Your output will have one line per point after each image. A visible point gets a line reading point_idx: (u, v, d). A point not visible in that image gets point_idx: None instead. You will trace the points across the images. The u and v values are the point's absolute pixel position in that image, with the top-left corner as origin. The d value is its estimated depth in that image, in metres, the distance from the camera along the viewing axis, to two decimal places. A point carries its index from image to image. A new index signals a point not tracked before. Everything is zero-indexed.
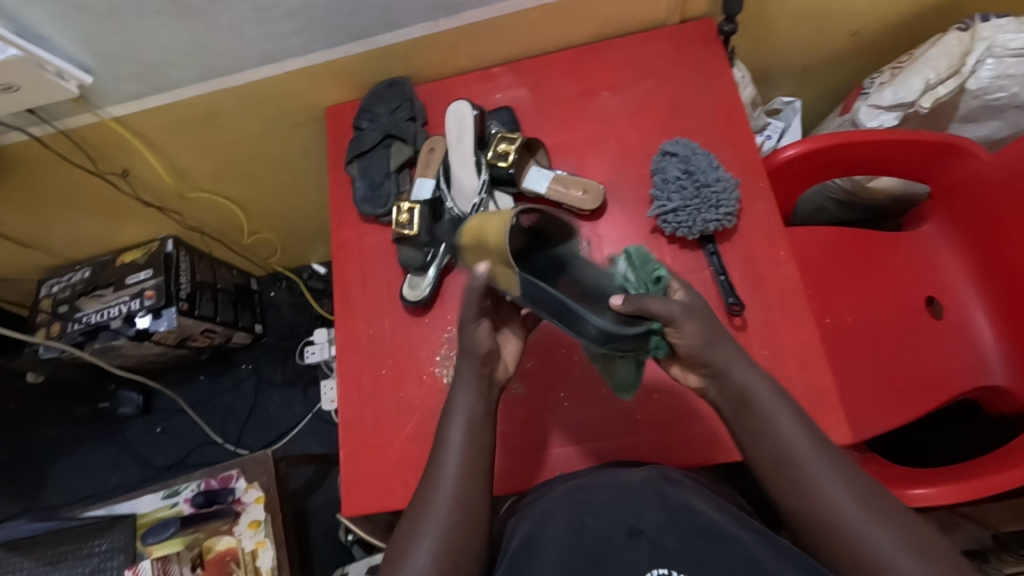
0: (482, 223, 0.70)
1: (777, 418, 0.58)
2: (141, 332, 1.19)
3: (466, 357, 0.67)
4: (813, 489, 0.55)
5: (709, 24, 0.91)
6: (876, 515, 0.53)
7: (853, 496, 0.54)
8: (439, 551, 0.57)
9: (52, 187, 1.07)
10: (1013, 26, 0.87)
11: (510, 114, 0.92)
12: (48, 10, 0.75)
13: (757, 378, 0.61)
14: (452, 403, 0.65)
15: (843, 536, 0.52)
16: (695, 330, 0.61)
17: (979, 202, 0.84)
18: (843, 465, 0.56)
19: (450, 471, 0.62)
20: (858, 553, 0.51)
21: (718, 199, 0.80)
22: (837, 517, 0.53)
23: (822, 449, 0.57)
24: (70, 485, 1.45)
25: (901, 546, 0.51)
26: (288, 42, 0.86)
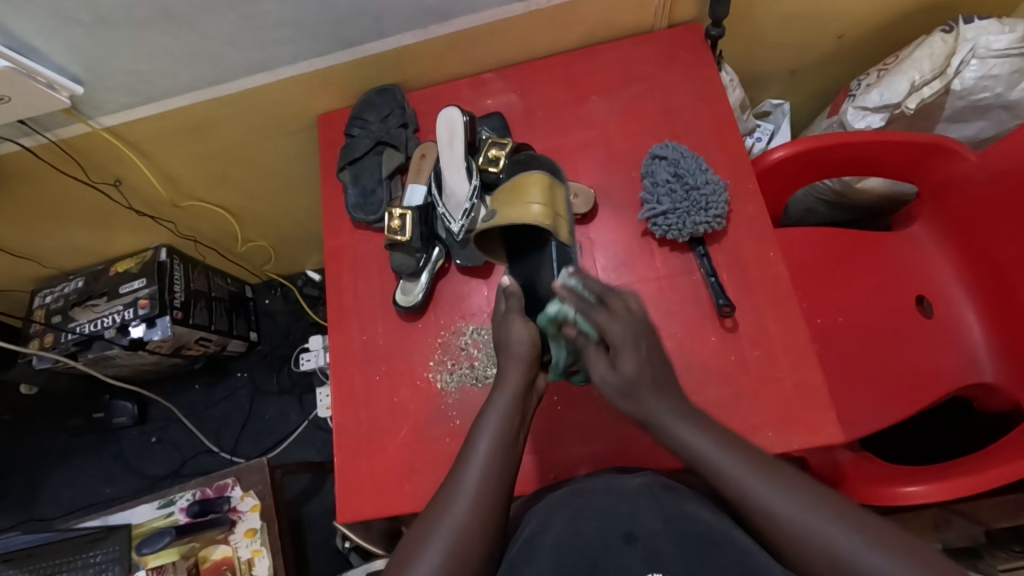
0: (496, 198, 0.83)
1: (705, 457, 0.59)
2: (135, 341, 1.19)
3: (513, 358, 0.70)
4: (761, 514, 0.54)
5: (696, 28, 0.92)
6: (828, 517, 0.52)
7: (802, 507, 0.53)
8: (455, 547, 0.56)
9: (44, 198, 1.07)
10: (995, 27, 0.89)
11: (500, 119, 0.93)
12: (38, 22, 0.76)
13: (679, 426, 0.62)
14: (488, 403, 0.67)
15: (806, 548, 0.52)
16: (609, 394, 0.65)
17: (969, 201, 0.84)
18: (786, 479, 0.56)
19: (483, 457, 0.62)
20: (828, 562, 0.50)
21: (708, 201, 0.81)
22: (793, 531, 0.52)
23: (758, 470, 0.57)
24: (65, 496, 1.44)
25: (862, 543, 0.50)
26: (278, 51, 0.87)
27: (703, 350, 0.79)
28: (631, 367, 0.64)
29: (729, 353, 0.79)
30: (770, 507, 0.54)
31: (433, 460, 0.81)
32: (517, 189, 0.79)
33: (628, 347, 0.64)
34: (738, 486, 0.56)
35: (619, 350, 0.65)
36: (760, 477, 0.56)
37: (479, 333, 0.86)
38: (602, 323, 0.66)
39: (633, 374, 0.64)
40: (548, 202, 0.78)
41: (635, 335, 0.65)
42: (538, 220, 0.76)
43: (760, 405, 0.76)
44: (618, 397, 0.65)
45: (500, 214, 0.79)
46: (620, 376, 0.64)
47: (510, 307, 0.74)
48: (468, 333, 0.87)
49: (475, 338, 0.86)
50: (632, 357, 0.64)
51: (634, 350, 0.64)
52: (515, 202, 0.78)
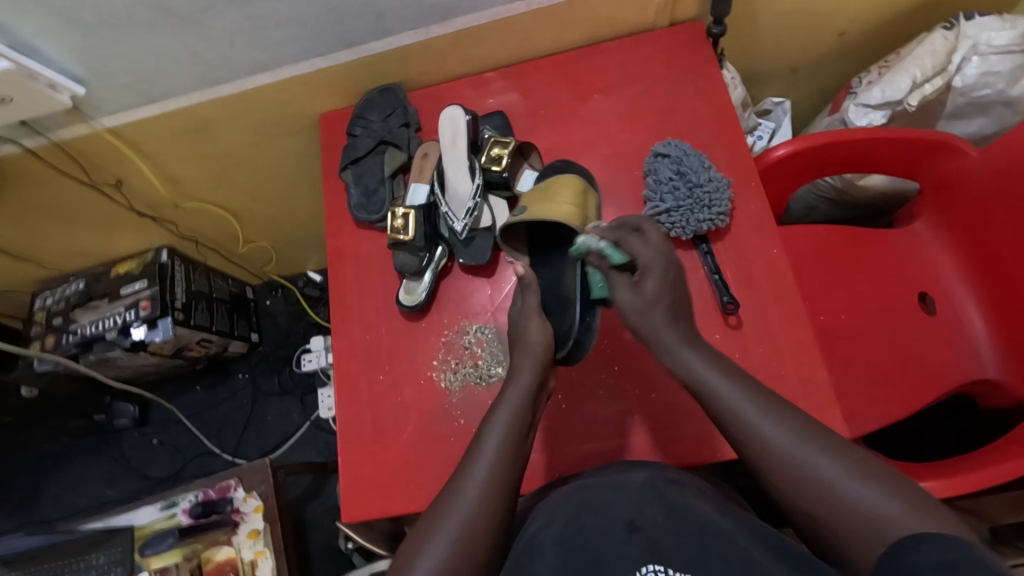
0: (532, 196, 0.82)
1: (704, 380, 0.62)
2: (136, 343, 1.19)
3: (528, 356, 0.71)
4: (752, 436, 0.57)
5: (698, 26, 0.92)
6: (816, 447, 0.54)
7: (793, 437, 0.55)
8: (463, 542, 0.56)
9: (45, 200, 1.07)
10: (996, 24, 0.89)
11: (502, 119, 0.93)
12: (40, 23, 0.76)
13: (683, 349, 0.65)
14: (501, 398, 0.68)
15: (790, 470, 0.53)
16: (626, 313, 0.69)
17: (971, 197, 0.84)
18: (783, 411, 0.57)
19: (491, 453, 0.63)
20: (812, 485, 0.52)
21: (711, 199, 0.81)
22: (786, 456, 0.54)
23: (755, 398, 0.59)
24: (66, 498, 1.44)
25: (847, 472, 0.51)
26: (280, 51, 0.87)
27: None
28: (654, 291, 0.68)
29: (734, 350, 0.78)
30: (762, 430, 0.56)
31: (438, 459, 0.81)
32: (549, 191, 0.80)
33: (655, 270, 0.69)
34: (735, 410, 0.58)
35: (646, 274, 0.69)
36: (756, 405, 0.58)
37: (483, 331, 0.86)
38: (635, 247, 0.71)
39: (654, 297, 0.68)
40: (578, 204, 0.79)
41: (663, 263, 0.70)
42: (566, 217, 0.77)
43: None
44: (633, 313, 0.69)
45: (528, 210, 0.80)
46: (641, 296, 0.68)
47: (529, 305, 0.76)
48: (472, 332, 0.87)
49: (478, 337, 0.86)
50: (656, 279, 0.69)
51: (659, 274, 0.69)
52: (547, 200, 0.79)
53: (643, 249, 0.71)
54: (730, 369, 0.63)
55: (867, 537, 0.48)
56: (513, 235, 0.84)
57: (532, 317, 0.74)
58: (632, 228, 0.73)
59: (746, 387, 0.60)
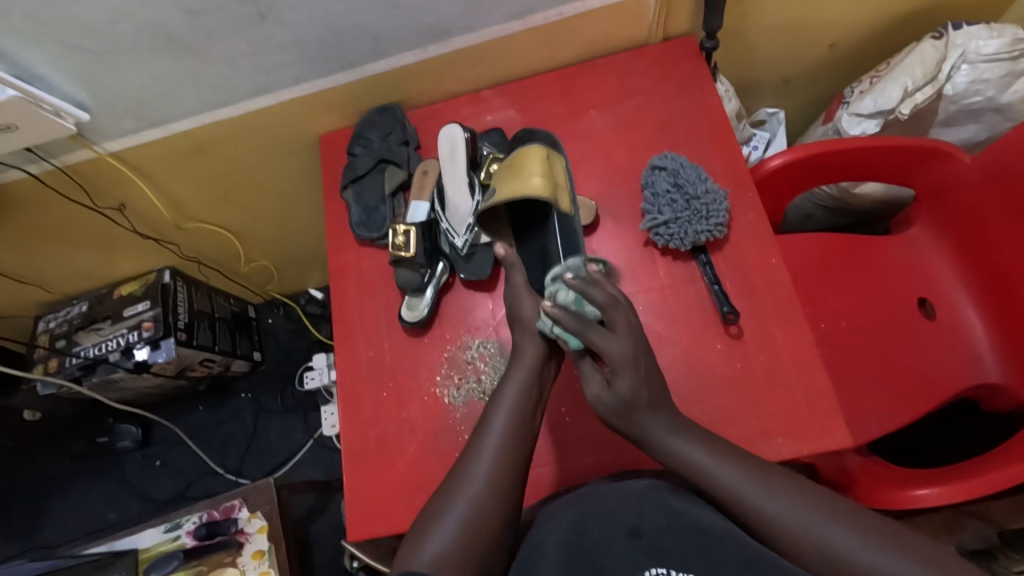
0: (511, 172, 0.79)
1: (699, 464, 0.61)
2: (139, 364, 1.19)
3: (528, 334, 0.74)
4: (759, 517, 0.57)
5: (690, 40, 0.93)
6: (826, 518, 0.55)
7: (800, 509, 0.56)
8: (468, 521, 0.58)
9: (48, 224, 1.08)
10: (984, 33, 0.90)
11: (545, 134, 0.86)
12: (45, 51, 0.77)
13: (670, 437, 0.64)
14: (509, 373, 0.71)
15: (805, 546, 0.54)
16: (605, 412, 0.67)
17: (964, 203, 0.85)
18: (782, 483, 0.58)
19: (499, 431, 0.65)
20: (833, 564, 0.53)
21: (709, 210, 0.81)
22: (795, 531, 0.55)
23: (751, 477, 0.59)
24: (69, 522, 1.43)
25: (860, 541, 0.53)
26: (281, 74, 0.88)
27: (708, 357, 0.80)
28: (625, 388, 0.65)
29: (735, 360, 0.79)
30: (767, 513, 0.56)
31: (443, 475, 0.81)
32: (516, 166, 0.78)
33: (625, 368, 0.65)
34: (737, 495, 0.58)
35: (615, 367, 0.65)
36: (755, 484, 0.58)
37: (485, 345, 0.87)
38: (602, 343, 0.66)
39: (628, 393, 0.65)
40: (547, 173, 0.78)
41: (633, 354, 0.66)
42: (537, 191, 0.75)
43: (768, 410, 0.76)
44: (612, 413, 0.66)
45: (499, 192, 0.79)
46: (614, 396, 0.65)
47: (517, 284, 0.77)
48: (474, 346, 0.87)
49: (481, 351, 0.86)
50: (629, 378, 0.65)
51: (631, 371, 0.65)
52: (516, 177, 0.78)
53: (611, 343, 0.66)
54: (716, 446, 0.63)
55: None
56: (494, 220, 0.84)
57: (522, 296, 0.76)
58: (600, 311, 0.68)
59: (734, 460, 0.61)
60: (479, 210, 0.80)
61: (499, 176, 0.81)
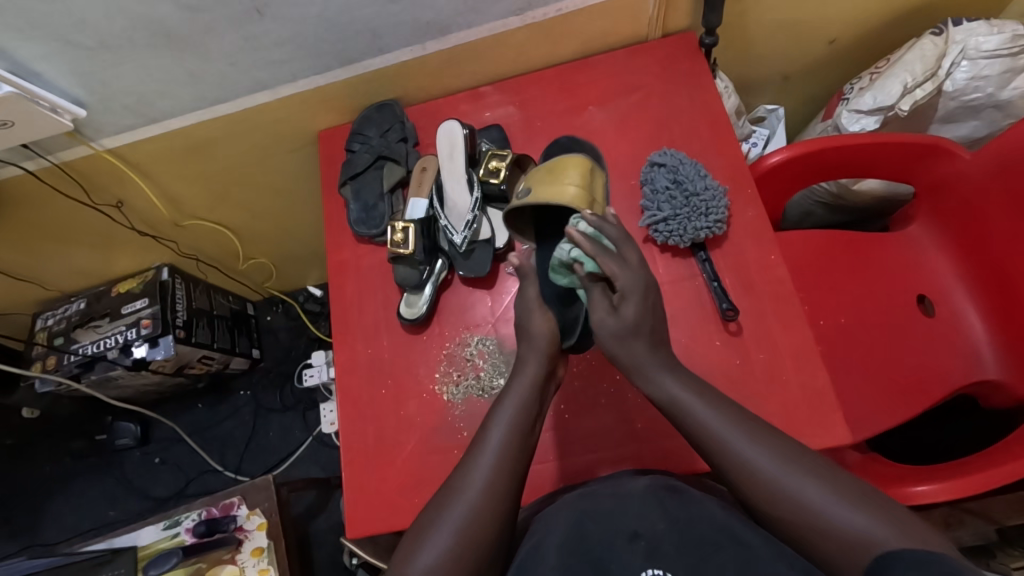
0: (550, 175, 0.81)
1: (688, 404, 0.62)
2: (138, 361, 1.19)
3: (533, 350, 0.72)
4: (738, 464, 0.57)
5: (690, 37, 0.93)
6: (802, 472, 0.54)
7: (774, 461, 0.55)
8: (465, 529, 0.57)
9: (46, 221, 1.07)
10: (984, 29, 0.90)
11: (591, 148, 0.89)
12: (42, 47, 0.77)
13: (666, 375, 0.65)
14: (510, 386, 0.70)
15: (778, 499, 0.53)
16: (607, 339, 0.68)
17: (963, 198, 0.85)
18: (766, 436, 0.58)
19: (498, 444, 0.64)
20: (798, 511, 0.52)
21: (708, 207, 0.81)
22: (768, 483, 0.54)
23: (737, 425, 0.59)
24: (68, 520, 1.43)
25: (833, 496, 0.52)
26: (279, 70, 0.88)
27: (707, 355, 0.80)
28: (631, 315, 0.67)
29: (734, 357, 0.79)
30: (744, 458, 0.56)
31: (442, 472, 0.81)
32: (555, 170, 0.81)
33: (634, 295, 0.68)
34: (719, 438, 0.58)
35: (625, 297, 0.68)
36: (741, 430, 0.58)
37: (484, 343, 0.87)
38: (614, 269, 0.69)
39: (634, 321, 0.67)
40: (585, 184, 0.80)
41: (643, 286, 0.69)
42: (573, 200, 0.78)
43: (768, 407, 0.76)
44: (613, 341, 0.68)
45: (535, 191, 0.81)
46: (619, 321, 0.67)
47: (529, 296, 0.76)
48: (473, 344, 0.87)
49: (480, 348, 0.86)
50: (635, 305, 0.67)
51: (638, 299, 0.68)
52: (552, 181, 0.80)
53: (627, 272, 0.69)
54: (708, 393, 0.63)
55: (852, 559, 0.48)
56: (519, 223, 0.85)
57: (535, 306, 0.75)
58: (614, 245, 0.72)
59: (724, 406, 0.61)
60: (510, 207, 0.81)
61: (534, 177, 0.84)
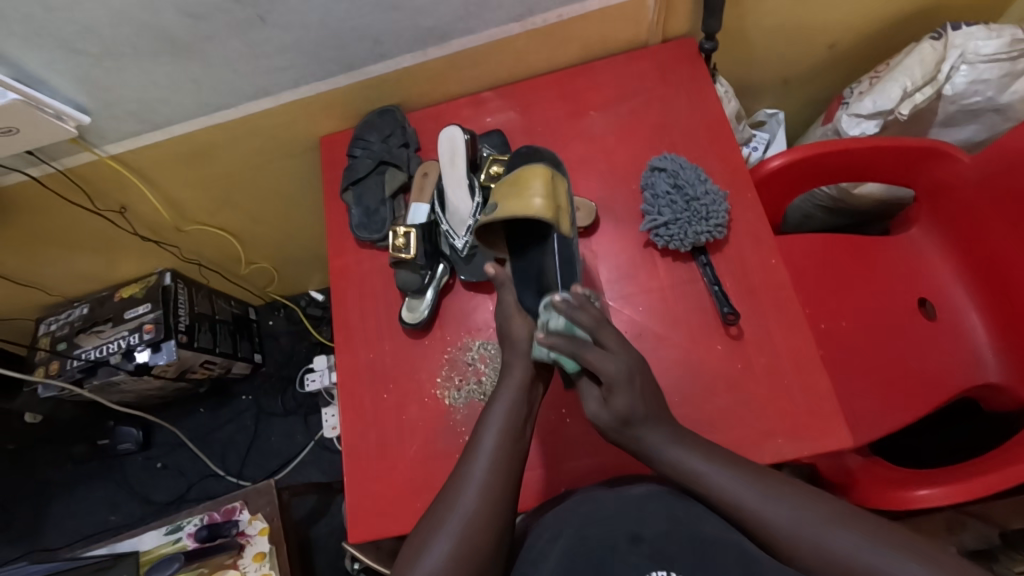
0: (513, 186, 0.76)
1: (699, 472, 0.62)
2: (140, 366, 1.19)
3: (517, 353, 0.73)
4: (760, 524, 0.57)
5: (690, 42, 0.93)
6: (827, 522, 0.55)
7: (797, 513, 0.56)
8: (465, 536, 0.58)
9: (49, 227, 1.08)
10: (983, 33, 0.90)
11: (549, 155, 0.82)
12: (46, 55, 0.77)
13: (671, 445, 0.64)
14: (498, 389, 0.70)
15: (810, 554, 0.54)
16: (605, 428, 0.67)
17: (963, 203, 0.86)
18: (779, 488, 0.59)
19: (490, 447, 0.65)
20: (834, 567, 0.53)
21: (709, 211, 0.81)
22: (799, 538, 0.55)
23: (750, 483, 0.60)
24: (71, 525, 1.43)
25: (860, 542, 0.53)
26: (281, 76, 0.88)
27: (708, 359, 0.80)
28: (622, 406, 0.65)
29: (735, 360, 0.79)
30: (768, 518, 0.57)
31: (443, 477, 0.81)
32: (518, 183, 0.76)
33: (621, 386, 0.65)
34: (734, 500, 0.59)
35: (612, 387, 0.65)
36: (755, 487, 0.59)
37: (485, 347, 0.87)
38: (596, 363, 0.66)
39: (625, 412, 0.65)
40: (551, 194, 0.75)
41: (628, 373, 0.66)
42: (538, 214, 0.73)
43: (769, 411, 0.76)
44: (613, 429, 0.66)
45: (499, 207, 0.75)
46: (612, 414, 0.66)
47: (506, 304, 0.76)
48: (474, 348, 0.87)
49: (481, 353, 0.86)
50: (625, 398, 0.65)
51: (626, 388, 0.65)
52: (515, 195, 0.75)
53: (606, 362, 0.66)
54: (714, 453, 0.63)
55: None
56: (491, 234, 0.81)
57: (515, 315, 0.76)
58: (590, 333, 0.68)
59: (730, 464, 0.62)
60: (477, 222, 0.77)
61: (501, 190, 0.78)
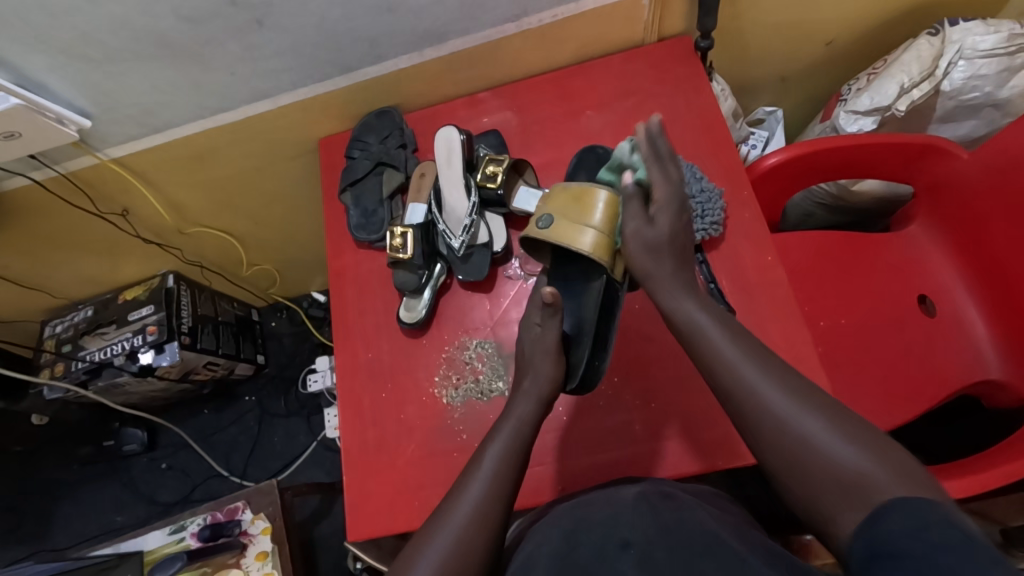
0: (576, 207, 0.76)
1: (704, 333, 0.62)
2: (144, 368, 1.20)
3: (536, 376, 0.72)
4: (750, 396, 0.56)
5: (685, 40, 0.93)
6: (816, 411, 0.53)
7: (788, 397, 0.55)
8: (460, 543, 0.57)
9: (53, 230, 1.09)
10: (981, 28, 0.90)
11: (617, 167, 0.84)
12: (47, 60, 0.78)
13: (686, 300, 0.66)
14: (508, 414, 0.70)
15: (785, 434, 0.53)
16: (635, 247, 0.70)
17: (964, 199, 0.85)
18: (775, 369, 0.57)
19: (493, 461, 0.64)
20: (804, 448, 0.52)
21: (703, 209, 0.82)
22: (774, 416, 0.54)
23: (754, 359, 0.58)
24: (77, 525, 1.44)
25: (835, 433, 0.51)
26: (279, 79, 0.89)
27: None
28: (665, 227, 0.70)
29: None
30: (758, 391, 0.56)
31: (441, 476, 0.81)
32: (580, 205, 0.76)
33: (669, 208, 0.71)
34: (732, 370, 0.58)
35: (659, 208, 0.71)
36: (753, 364, 0.58)
37: (483, 346, 0.87)
38: (656, 177, 0.71)
39: (663, 235, 0.70)
40: (609, 229, 0.75)
41: (678, 203, 0.71)
42: (590, 253, 0.74)
43: None
44: (642, 249, 0.70)
45: (553, 223, 0.76)
46: (652, 232, 0.70)
47: (546, 339, 0.74)
48: (472, 347, 0.87)
49: (479, 352, 0.87)
50: (669, 220, 0.70)
51: (673, 214, 0.71)
52: (574, 219, 0.76)
53: (658, 178, 0.71)
54: (727, 326, 0.63)
55: (849, 502, 0.48)
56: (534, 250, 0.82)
57: (546, 343, 0.73)
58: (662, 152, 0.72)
59: (738, 341, 0.61)
60: (527, 234, 0.78)
61: (558, 199, 0.78)
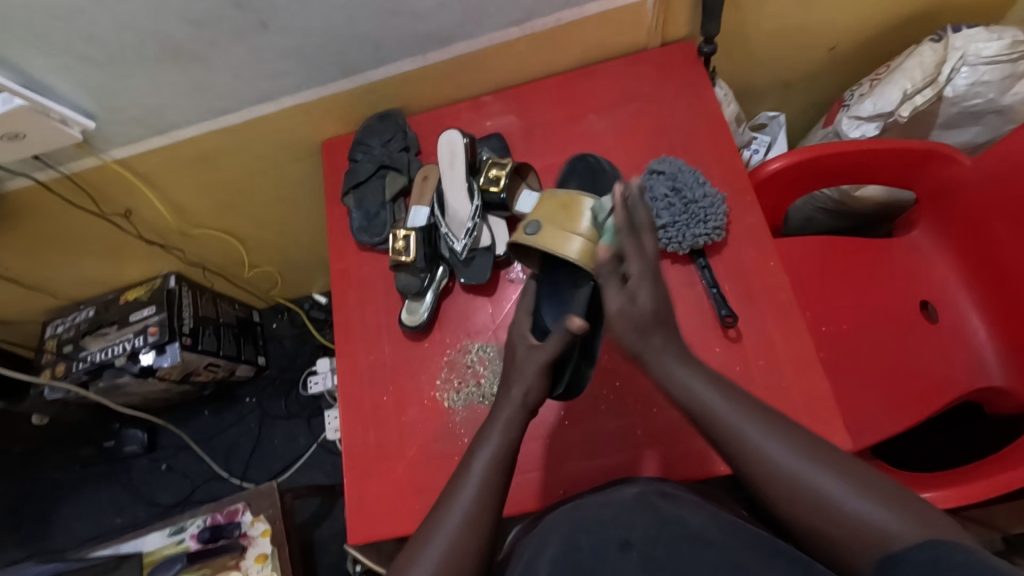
0: (562, 214, 0.77)
1: (701, 391, 0.60)
2: (145, 369, 1.20)
3: (521, 377, 0.71)
4: (751, 455, 0.55)
5: (689, 45, 0.93)
6: (818, 461, 0.53)
7: (792, 450, 0.54)
8: (454, 548, 0.58)
9: (55, 231, 1.09)
10: (983, 35, 0.90)
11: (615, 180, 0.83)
12: (52, 61, 0.78)
13: (681, 362, 0.63)
14: (498, 410, 0.69)
15: (793, 493, 0.53)
16: (621, 327, 0.65)
17: (966, 206, 0.85)
18: (773, 421, 0.57)
19: (486, 460, 0.64)
20: (812, 506, 0.52)
21: (706, 214, 0.82)
22: (782, 474, 0.53)
23: (751, 414, 0.57)
24: (77, 526, 1.44)
25: (843, 483, 0.51)
26: (282, 81, 0.89)
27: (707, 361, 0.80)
28: (646, 301, 0.64)
29: (733, 363, 0.79)
30: (760, 450, 0.55)
31: (441, 479, 0.81)
32: (566, 212, 0.77)
33: (647, 279, 0.64)
34: (731, 428, 0.57)
35: (637, 282, 0.64)
36: (751, 418, 0.57)
37: (484, 349, 0.87)
38: (628, 250, 0.65)
39: (647, 309, 0.64)
40: (594, 236, 0.75)
41: (654, 271, 0.65)
42: (573, 257, 0.74)
43: None
44: (629, 330, 0.64)
45: (539, 229, 0.77)
46: (634, 307, 0.64)
47: (524, 359, 0.72)
48: (473, 350, 0.87)
49: (480, 355, 0.87)
50: (648, 292, 0.64)
51: (652, 284, 0.64)
52: (559, 225, 0.76)
53: (631, 251, 0.65)
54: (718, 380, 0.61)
55: (865, 554, 0.48)
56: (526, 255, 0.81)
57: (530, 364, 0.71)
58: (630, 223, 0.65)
59: (730, 394, 0.59)
60: (515, 238, 0.78)
61: (545, 206, 0.79)
